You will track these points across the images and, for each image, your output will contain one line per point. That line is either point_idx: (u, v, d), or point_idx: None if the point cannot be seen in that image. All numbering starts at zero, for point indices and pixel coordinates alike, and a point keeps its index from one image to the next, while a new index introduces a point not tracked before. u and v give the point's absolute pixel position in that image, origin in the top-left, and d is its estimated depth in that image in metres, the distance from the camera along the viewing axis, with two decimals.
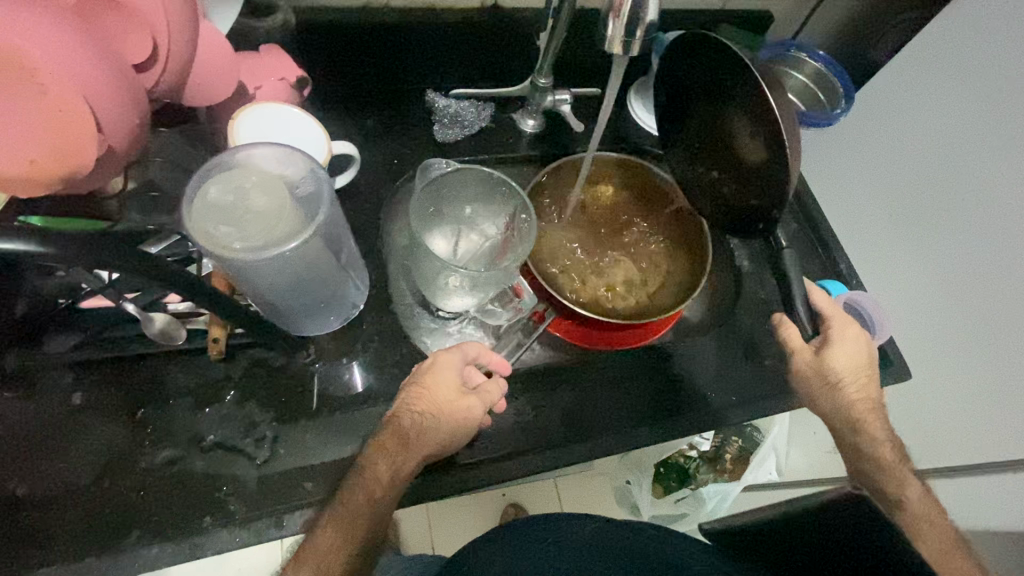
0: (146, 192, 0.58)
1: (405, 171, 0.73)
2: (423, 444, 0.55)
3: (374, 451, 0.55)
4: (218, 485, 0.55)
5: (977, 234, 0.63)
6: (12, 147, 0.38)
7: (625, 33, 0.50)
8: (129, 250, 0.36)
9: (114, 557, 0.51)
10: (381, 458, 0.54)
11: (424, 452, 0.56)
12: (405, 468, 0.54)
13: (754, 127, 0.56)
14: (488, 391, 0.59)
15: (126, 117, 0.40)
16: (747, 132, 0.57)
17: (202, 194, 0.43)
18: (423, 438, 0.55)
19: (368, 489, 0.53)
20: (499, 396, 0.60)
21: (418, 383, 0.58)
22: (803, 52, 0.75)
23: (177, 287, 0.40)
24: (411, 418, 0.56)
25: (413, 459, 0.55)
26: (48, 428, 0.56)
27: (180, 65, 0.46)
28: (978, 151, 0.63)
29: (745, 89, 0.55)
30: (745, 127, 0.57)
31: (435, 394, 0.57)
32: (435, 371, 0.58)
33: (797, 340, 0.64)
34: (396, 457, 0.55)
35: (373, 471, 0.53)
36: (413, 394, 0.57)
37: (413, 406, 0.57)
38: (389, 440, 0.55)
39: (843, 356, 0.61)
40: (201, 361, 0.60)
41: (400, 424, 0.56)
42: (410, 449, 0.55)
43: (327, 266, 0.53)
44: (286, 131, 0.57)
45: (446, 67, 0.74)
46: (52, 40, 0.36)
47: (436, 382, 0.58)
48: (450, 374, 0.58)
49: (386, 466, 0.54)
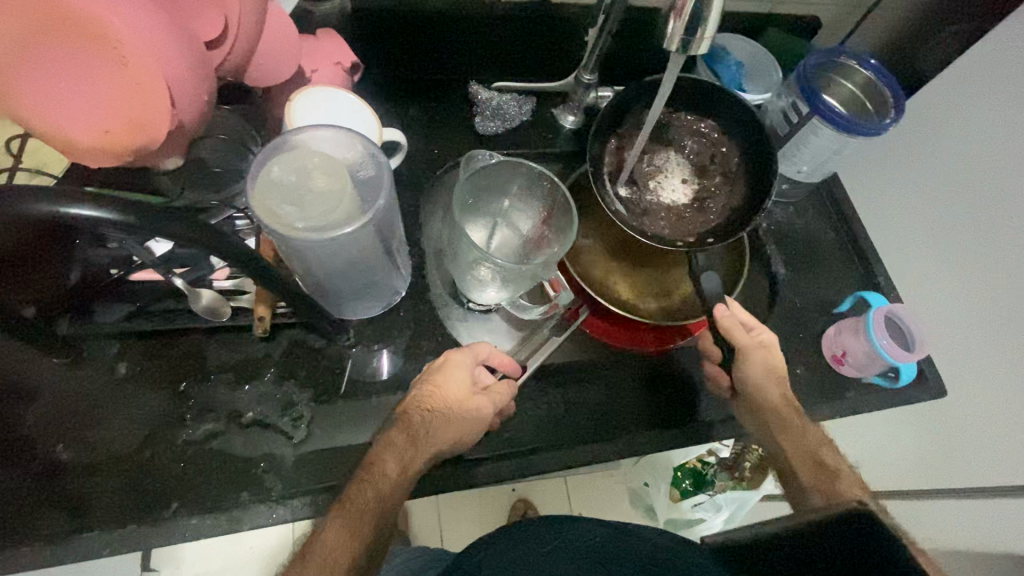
0: (198, 170, 0.59)
1: (446, 161, 0.74)
2: (431, 442, 0.56)
3: (382, 447, 0.55)
4: (255, 462, 0.56)
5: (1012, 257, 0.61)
6: (92, 118, 0.40)
7: (685, 32, 0.50)
8: (196, 222, 0.36)
9: (154, 526, 0.52)
10: (389, 454, 0.54)
11: (432, 451, 0.56)
12: (412, 466, 0.54)
13: (704, 180, 0.70)
14: (498, 392, 0.59)
15: (195, 93, 0.42)
16: (680, 177, 0.71)
17: (266, 172, 0.44)
18: (431, 436, 0.56)
19: (376, 486, 0.52)
20: (509, 399, 0.60)
21: (430, 381, 0.59)
22: (854, 60, 0.73)
23: (239, 262, 0.41)
24: (420, 416, 0.56)
25: (421, 456, 0.55)
26: (93, 396, 0.57)
27: (245, 45, 0.47)
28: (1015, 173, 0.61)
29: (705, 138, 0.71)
30: (685, 175, 0.71)
31: (445, 392, 0.58)
32: (447, 369, 0.59)
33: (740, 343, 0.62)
34: (404, 453, 0.55)
35: (381, 467, 0.53)
36: (425, 392, 0.58)
37: (424, 404, 0.57)
38: (397, 437, 0.55)
39: (760, 359, 0.61)
40: (242, 338, 0.61)
41: (410, 422, 0.56)
42: (419, 446, 0.56)
43: (377, 251, 0.53)
44: (337, 114, 0.56)
45: (491, 60, 0.75)
46: (134, 13, 0.37)
47: (447, 380, 0.59)
48: (462, 373, 0.59)
49: (395, 461, 0.54)
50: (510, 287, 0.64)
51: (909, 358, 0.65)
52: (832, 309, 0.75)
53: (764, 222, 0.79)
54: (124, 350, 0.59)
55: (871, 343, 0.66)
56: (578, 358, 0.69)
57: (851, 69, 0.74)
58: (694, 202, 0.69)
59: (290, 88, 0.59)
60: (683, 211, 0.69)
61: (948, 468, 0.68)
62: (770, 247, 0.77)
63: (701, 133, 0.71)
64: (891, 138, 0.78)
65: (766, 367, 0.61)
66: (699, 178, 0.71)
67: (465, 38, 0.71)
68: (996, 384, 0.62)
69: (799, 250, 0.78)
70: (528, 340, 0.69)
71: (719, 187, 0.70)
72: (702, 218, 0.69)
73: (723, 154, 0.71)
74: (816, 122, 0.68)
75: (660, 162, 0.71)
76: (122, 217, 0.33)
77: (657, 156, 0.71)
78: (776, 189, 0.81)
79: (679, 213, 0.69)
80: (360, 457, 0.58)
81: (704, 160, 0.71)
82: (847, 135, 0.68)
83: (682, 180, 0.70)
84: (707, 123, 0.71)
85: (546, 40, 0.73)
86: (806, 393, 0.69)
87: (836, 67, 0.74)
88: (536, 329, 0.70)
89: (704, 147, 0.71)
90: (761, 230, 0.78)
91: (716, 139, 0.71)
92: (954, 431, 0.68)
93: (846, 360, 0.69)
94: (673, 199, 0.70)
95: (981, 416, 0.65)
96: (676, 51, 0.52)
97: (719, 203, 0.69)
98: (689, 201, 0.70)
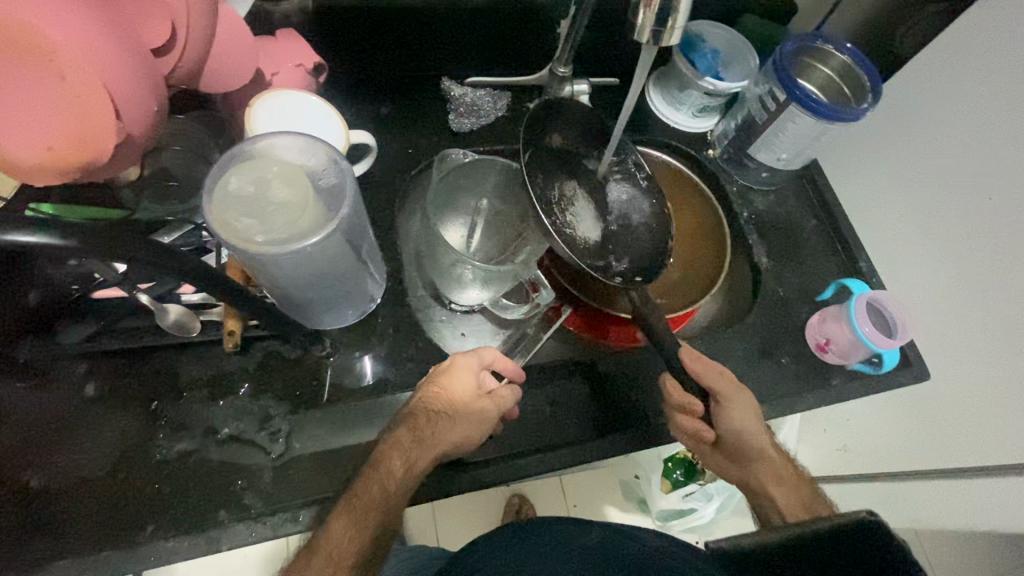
0: (161, 180, 0.57)
1: (420, 161, 0.72)
2: (439, 443, 0.55)
3: (390, 445, 0.54)
4: (233, 479, 0.55)
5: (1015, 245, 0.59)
6: (30, 134, 0.37)
7: (656, 22, 0.48)
8: (147, 241, 0.35)
9: (130, 551, 0.51)
10: (396, 452, 0.54)
11: (436, 452, 0.55)
12: (419, 465, 0.54)
13: (609, 216, 0.67)
14: (504, 397, 0.59)
15: (144, 103, 0.40)
16: (591, 213, 0.66)
17: (223, 184, 0.42)
18: (438, 436, 0.55)
19: (380, 484, 0.52)
20: (512, 404, 0.59)
21: (436, 382, 0.58)
22: (830, 44, 0.72)
23: (196, 276, 0.39)
24: (428, 418, 0.56)
25: (424, 458, 0.54)
26: (62, 419, 0.55)
27: (197, 50, 0.45)
28: (1013, 158, 0.58)
29: (546, 153, 0.66)
30: (592, 209, 0.67)
31: (451, 394, 0.58)
32: (454, 372, 0.58)
33: (731, 427, 0.59)
34: (410, 452, 0.54)
35: (388, 465, 0.53)
36: (430, 394, 0.57)
37: (430, 405, 0.56)
38: (405, 436, 0.55)
39: (739, 401, 0.59)
40: (215, 353, 0.60)
41: (416, 423, 0.55)
42: (425, 446, 0.55)
43: (347, 260, 0.52)
44: (302, 120, 0.55)
45: (462, 55, 0.73)
46: (69, 23, 0.35)
47: (454, 382, 0.58)
48: (467, 378, 0.58)
49: (401, 460, 0.53)
50: (493, 287, 0.64)
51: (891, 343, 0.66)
52: (814, 297, 0.75)
53: (744, 211, 0.79)
54: (91, 370, 0.57)
55: (853, 330, 0.66)
56: (558, 357, 0.68)
57: (826, 53, 0.72)
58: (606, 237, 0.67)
59: (252, 92, 0.57)
60: (611, 243, 0.66)
61: (944, 452, 0.69)
62: (752, 237, 0.77)
63: (582, 170, 0.68)
64: (872, 123, 0.77)
65: (747, 409, 0.59)
66: (608, 217, 0.67)
67: (434, 34, 0.69)
68: (982, 363, 0.63)
69: (781, 237, 0.78)
70: (514, 340, 0.69)
71: (630, 226, 0.68)
72: (596, 235, 0.65)
73: (633, 196, 0.69)
74: (794, 108, 0.68)
75: (568, 193, 0.66)
76: (65, 241, 0.31)
77: (562, 183, 0.66)
78: (756, 178, 0.80)
79: (594, 248, 0.64)
80: (341, 469, 0.56)
81: (608, 200, 0.68)
82: (826, 122, 0.68)
83: (590, 217, 0.66)
84: (591, 175, 0.68)
85: (516, 34, 0.71)
86: (790, 382, 0.69)
87: (810, 52, 0.73)
88: (519, 330, 0.69)
89: (560, 170, 0.67)
90: (742, 219, 0.78)
91: (598, 191, 0.68)
92: (938, 410, 0.71)
93: (830, 348, 0.69)
94: (586, 232, 0.65)
95: (969, 395, 0.65)
96: (647, 43, 0.50)
97: (632, 248, 0.67)
98: (601, 229, 0.66)
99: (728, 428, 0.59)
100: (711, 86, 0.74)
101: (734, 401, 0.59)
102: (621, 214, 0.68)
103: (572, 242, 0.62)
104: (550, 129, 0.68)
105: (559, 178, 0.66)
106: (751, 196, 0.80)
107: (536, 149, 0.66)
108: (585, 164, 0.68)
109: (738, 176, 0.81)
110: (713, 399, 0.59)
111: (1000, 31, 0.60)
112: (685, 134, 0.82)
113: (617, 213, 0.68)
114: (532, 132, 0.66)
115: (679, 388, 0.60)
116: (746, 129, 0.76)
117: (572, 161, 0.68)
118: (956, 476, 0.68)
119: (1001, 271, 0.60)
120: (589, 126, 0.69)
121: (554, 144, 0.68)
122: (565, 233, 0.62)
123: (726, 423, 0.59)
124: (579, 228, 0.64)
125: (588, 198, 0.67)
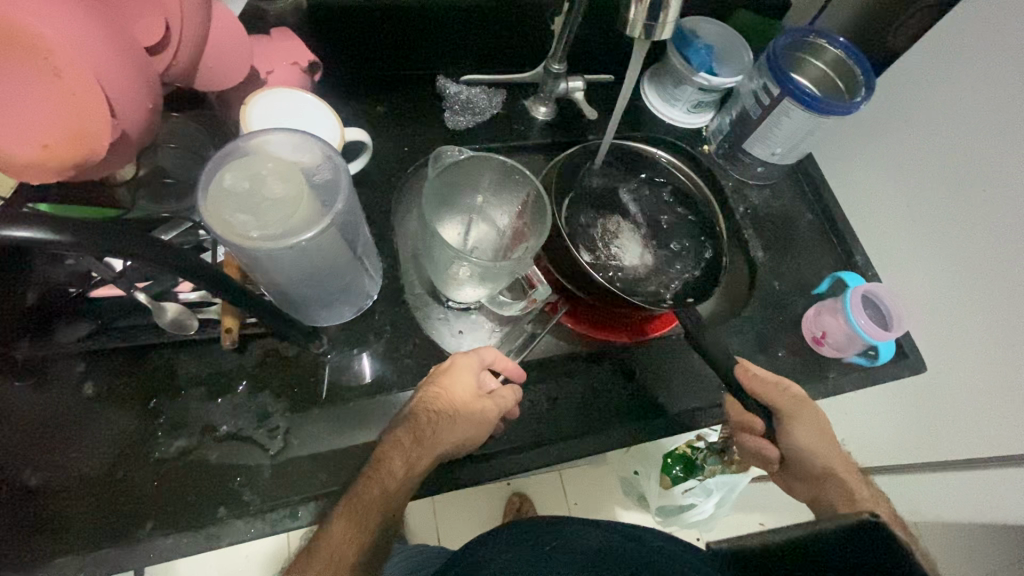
0: (157, 178, 0.57)
1: (416, 158, 0.72)
2: (439, 444, 0.56)
3: (389, 445, 0.54)
4: (232, 476, 0.55)
5: (1008, 237, 0.59)
6: (23, 130, 0.37)
7: (648, 16, 0.48)
8: (144, 238, 0.35)
9: (130, 548, 0.51)
10: (395, 454, 0.54)
11: (437, 452, 0.56)
12: (419, 466, 0.54)
13: (656, 242, 0.72)
14: (504, 397, 0.60)
15: (138, 100, 0.40)
16: (636, 243, 0.72)
17: (218, 181, 0.43)
18: (437, 437, 0.55)
19: (379, 486, 0.52)
20: (512, 404, 0.60)
21: (436, 383, 0.58)
22: (823, 39, 0.72)
23: (191, 274, 0.39)
24: (428, 417, 0.56)
25: (425, 458, 0.55)
26: (61, 418, 0.55)
27: (190, 48, 0.45)
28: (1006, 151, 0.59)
29: (587, 193, 0.73)
30: (639, 238, 0.72)
31: (452, 394, 0.57)
32: (455, 372, 0.58)
33: (805, 442, 0.61)
34: (410, 453, 0.54)
35: (388, 466, 0.53)
36: (431, 394, 0.57)
37: (429, 405, 0.56)
38: (404, 436, 0.55)
39: (807, 417, 0.61)
40: (213, 351, 0.60)
41: (416, 422, 0.55)
42: (425, 446, 0.55)
43: (342, 257, 0.52)
44: (297, 117, 0.55)
45: (457, 52, 0.73)
46: (62, 20, 0.36)
47: (454, 383, 0.58)
48: (467, 378, 0.58)
49: (400, 461, 0.54)
50: (490, 283, 0.64)
51: (887, 337, 0.66)
52: (810, 291, 0.75)
53: (740, 206, 0.79)
54: (89, 369, 0.57)
55: (850, 323, 0.66)
56: (556, 353, 0.68)
57: (820, 48, 0.73)
58: (655, 263, 0.72)
59: (247, 90, 0.57)
60: (658, 266, 0.71)
61: (939, 444, 0.70)
62: (748, 233, 0.78)
63: (625, 204, 0.74)
64: (867, 116, 0.77)
65: (816, 425, 0.61)
66: (654, 242, 0.72)
67: (427, 31, 0.69)
68: (979, 355, 0.63)
69: (776, 231, 0.78)
70: (512, 335, 0.69)
71: (677, 247, 0.73)
72: (644, 263, 0.71)
73: (675, 217, 0.74)
74: (788, 103, 0.68)
75: (612, 227, 0.72)
76: (61, 237, 0.31)
77: (607, 219, 0.72)
78: (752, 171, 0.80)
79: (643, 277, 0.70)
80: (339, 465, 0.57)
81: (654, 225, 0.73)
82: (820, 116, 0.68)
83: (635, 247, 0.72)
84: (634, 205, 0.74)
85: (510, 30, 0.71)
86: (786, 376, 0.70)
87: (804, 47, 0.73)
88: (517, 326, 0.69)
89: (607, 206, 0.73)
90: (737, 215, 0.78)
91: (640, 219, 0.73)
92: (935, 402, 0.71)
93: (825, 341, 0.69)
94: (633, 263, 0.71)
95: (964, 387, 0.66)
96: (639, 37, 0.51)
97: (687, 268, 0.72)
98: (649, 256, 0.72)
99: (790, 445, 0.61)
100: (705, 82, 0.75)
101: (801, 412, 0.61)
102: (668, 236, 0.73)
103: (615, 279, 0.69)
104: (591, 168, 0.75)
105: (605, 215, 0.73)
106: (747, 191, 0.80)
107: (575, 192, 0.73)
108: (628, 196, 0.74)
109: (732, 171, 0.81)
110: (777, 417, 0.61)
111: (994, 24, 0.60)
112: (680, 129, 0.83)
113: (664, 237, 0.73)
114: (571, 179, 0.73)
115: (740, 408, 0.65)
116: (741, 123, 0.76)
117: (611, 196, 0.74)
118: (950, 468, 0.68)
119: (997, 263, 0.60)
120: (625, 161, 0.76)
121: (599, 182, 0.74)
122: (606, 270, 0.69)
123: (794, 436, 0.61)
124: (626, 260, 0.71)
125: (633, 229, 0.73)
